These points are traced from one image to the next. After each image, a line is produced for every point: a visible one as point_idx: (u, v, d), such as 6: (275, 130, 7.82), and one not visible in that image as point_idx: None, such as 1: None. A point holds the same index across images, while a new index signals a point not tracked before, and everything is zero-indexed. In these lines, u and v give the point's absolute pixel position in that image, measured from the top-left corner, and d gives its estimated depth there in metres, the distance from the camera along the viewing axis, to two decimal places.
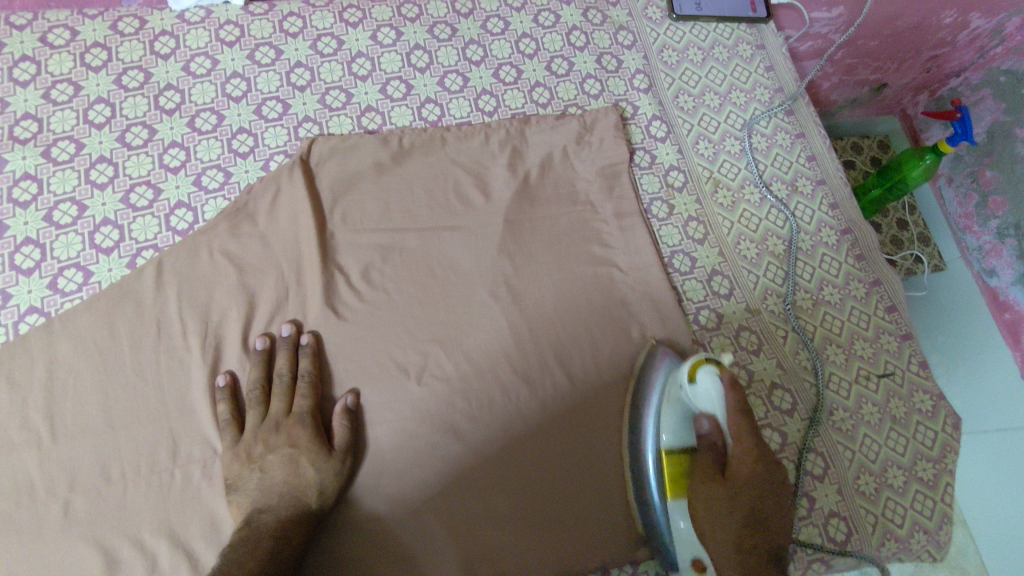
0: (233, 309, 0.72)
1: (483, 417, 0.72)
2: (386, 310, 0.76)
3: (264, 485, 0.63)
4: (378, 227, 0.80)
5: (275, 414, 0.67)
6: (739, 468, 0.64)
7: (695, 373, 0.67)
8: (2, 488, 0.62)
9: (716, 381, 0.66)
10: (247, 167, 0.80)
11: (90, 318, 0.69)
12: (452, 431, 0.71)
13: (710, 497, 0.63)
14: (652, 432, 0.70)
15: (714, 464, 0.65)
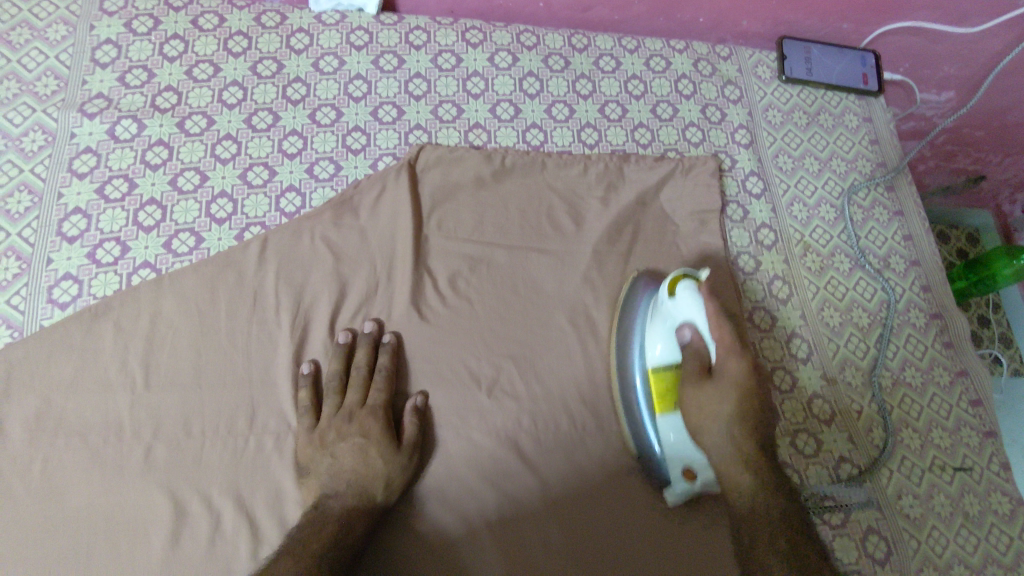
0: (325, 294, 0.75)
1: (545, 437, 0.73)
2: (467, 318, 0.78)
3: (334, 470, 0.66)
4: (470, 237, 0.82)
5: (349, 404, 0.70)
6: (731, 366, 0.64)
7: (674, 288, 0.69)
8: (95, 424, 0.67)
9: (694, 292, 0.66)
10: (357, 163, 0.84)
11: (196, 281, 0.73)
12: (514, 446, 0.72)
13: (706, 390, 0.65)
14: (638, 359, 0.73)
15: (702, 376, 0.66)
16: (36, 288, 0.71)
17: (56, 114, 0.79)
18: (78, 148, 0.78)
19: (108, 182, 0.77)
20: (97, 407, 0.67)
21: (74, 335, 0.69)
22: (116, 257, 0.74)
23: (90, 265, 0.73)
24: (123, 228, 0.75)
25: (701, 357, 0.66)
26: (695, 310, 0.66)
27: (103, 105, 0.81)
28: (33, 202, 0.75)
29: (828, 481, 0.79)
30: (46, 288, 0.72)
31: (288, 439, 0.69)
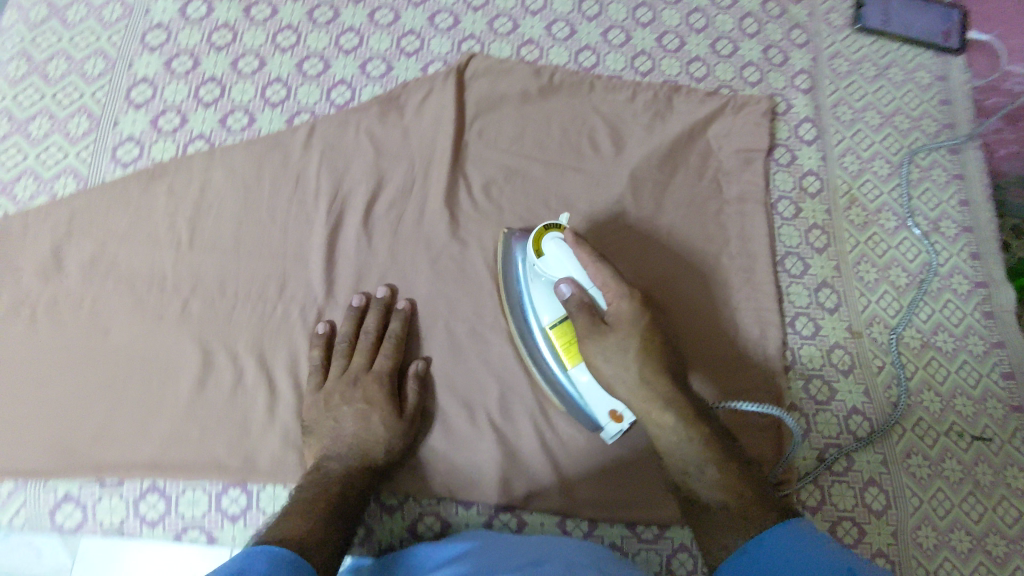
0: (363, 183, 0.79)
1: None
2: (496, 224, 0.80)
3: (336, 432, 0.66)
4: (509, 149, 0.84)
5: (354, 367, 0.70)
6: (619, 305, 0.64)
7: (539, 247, 0.68)
8: (145, 275, 0.73)
9: (560, 241, 0.67)
10: (409, 65, 0.86)
11: (244, 157, 0.78)
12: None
13: (612, 354, 0.63)
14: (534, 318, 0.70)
15: (596, 320, 0.64)
16: (101, 147, 0.78)
17: None
18: (150, 25, 0.84)
19: (175, 58, 0.82)
20: (145, 259, 0.74)
21: (132, 192, 0.76)
22: (174, 127, 0.79)
23: (151, 132, 0.79)
24: (184, 101, 0.80)
25: (587, 304, 0.65)
26: (568, 258, 0.66)
27: None
28: (106, 69, 0.81)
29: (835, 429, 0.79)
30: (110, 149, 0.78)
31: (313, 313, 0.74)
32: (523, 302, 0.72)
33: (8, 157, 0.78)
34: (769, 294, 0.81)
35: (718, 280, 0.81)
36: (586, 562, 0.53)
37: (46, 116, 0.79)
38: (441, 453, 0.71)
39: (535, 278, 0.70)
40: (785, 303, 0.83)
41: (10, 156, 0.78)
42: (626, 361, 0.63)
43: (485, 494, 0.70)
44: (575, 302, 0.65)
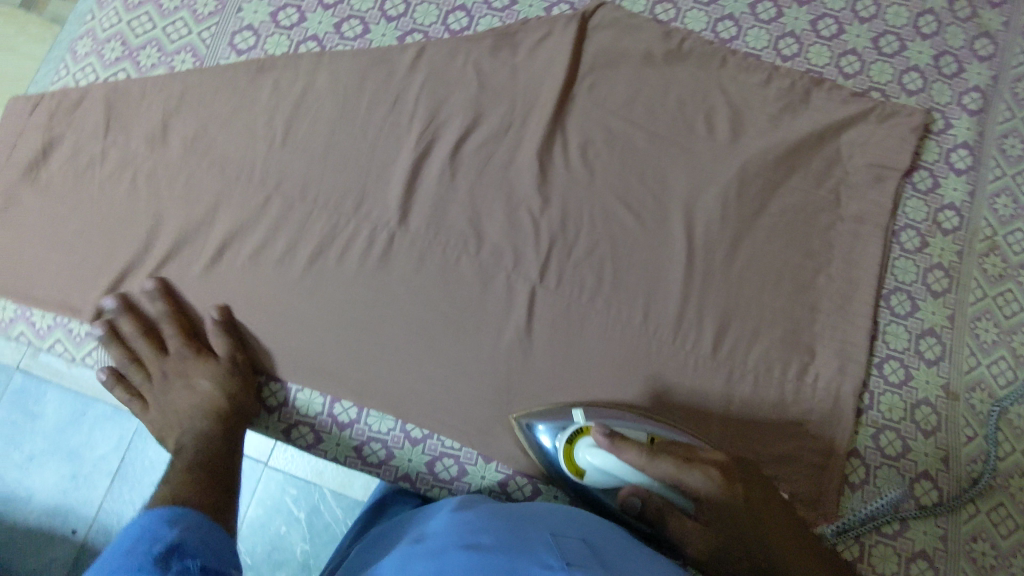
0: (459, 118, 0.78)
1: (608, 324, 0.74)
2: (583, 188, 0.77)
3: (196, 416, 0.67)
4: (616, 112, 0.79)
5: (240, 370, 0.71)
6: (697, 483, 0.59)
7: (579, 469, 0.66)
8: (235, 160, 0.76)
9: (601, 454, 0.63)
10: (534, 2, 0.82)
11: (351, 68, 0.79)
12: (576, 318, 0.74)
13: (708, 539, 0.60)
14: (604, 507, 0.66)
15: (679, 515, 0.61)
16: (222, 30, 0.81)
17: None
18: None
19: None
20: (242, 148, 0.76)
21: (241, 80, 0.78)
22: (292, 23, 0.81)
23: (270, 25, 0.81)
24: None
25: (664, 501, 0.61)
26: (614, 466, 0.62)
27: None
28: None
29: (898, 489, 0.71)
30: (230, 33, 0.81)
31: (382, 234, 0.75)
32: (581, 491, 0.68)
33: (141, 24, 0.81)
34: (858, 328, 0.74)
35: (804, 299, 0.75)
36: (575, 535, 0.47)
37: None
38: (437, 411, 0.72)
39: (585, 488, 0.66)
40: (877, 342, 0.75)
41: (142, 24, 0.81)
42: (729, 542, 0.59)
43: (503, 450, 0.71)
44: (652, 505, 0.62)
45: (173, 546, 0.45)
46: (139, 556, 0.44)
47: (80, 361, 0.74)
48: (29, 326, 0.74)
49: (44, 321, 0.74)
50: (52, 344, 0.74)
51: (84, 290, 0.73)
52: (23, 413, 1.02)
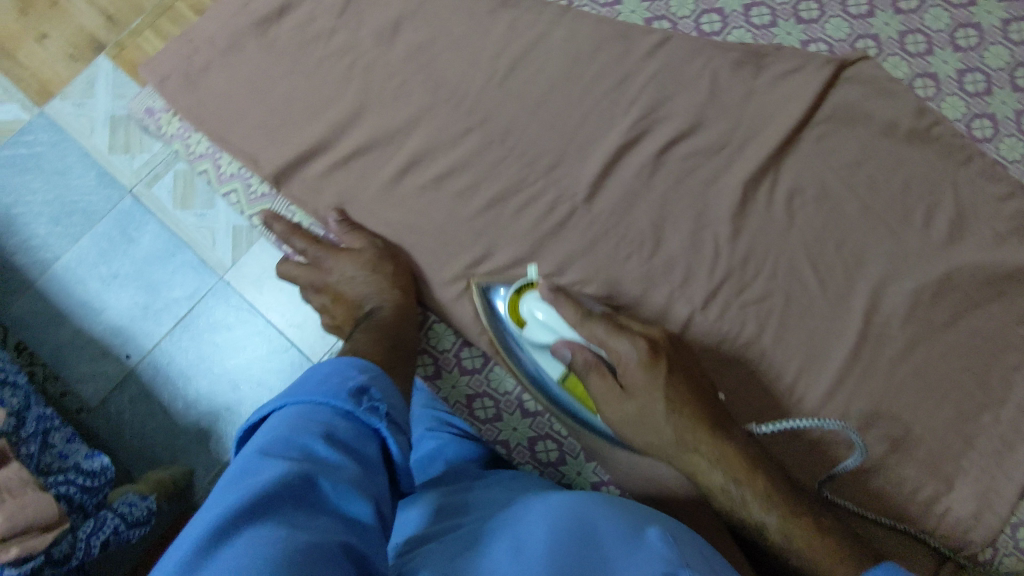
0: (679, 120, 0.75)
1: (752, 374, 0.72)
2: (775, 235, 0.74)
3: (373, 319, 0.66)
4: (837, 173, 0.75)
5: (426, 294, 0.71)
6: (622, 351, 0.62)
7: (518, 316, 0.68)
8: (450, 83, 0.75)
9: (540, 300, 0.65)
10: (793, 30, 0.78)
11: (591, 32, 0.76)
12: (724, 359, 0.72)
13: (632, 418, 0.62)
14: (536, 369, 0.69)
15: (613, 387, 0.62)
16: None
17: None
18: None
19: None
20: (461, 72, 0.75)
21: (482, 7, 0.76)
22: None
23: None
24: None
25: (589, 359, 0.63)
26: (555, 319, 0.64)
27: None
28: None
29: None
30: None
31: (565, 206, 0.73)
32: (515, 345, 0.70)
33: None
34: (1008, 481, 0.69)
35: (960, 430, 0.71)
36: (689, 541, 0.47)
37: None
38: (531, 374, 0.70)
39: (527, 343, 0.68)
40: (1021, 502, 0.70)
41: None
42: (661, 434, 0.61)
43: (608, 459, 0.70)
44: (580, 362, 0.63)
45: (365, 388, 0.52)
46: (331, 389, 0.51)
47: (247, 217, 0.77)
48: (216, 168, 0.77)
49: (229, 168, 0.77)
50: (228, 192, 0.77)
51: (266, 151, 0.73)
52: (122, 234, 1.14)
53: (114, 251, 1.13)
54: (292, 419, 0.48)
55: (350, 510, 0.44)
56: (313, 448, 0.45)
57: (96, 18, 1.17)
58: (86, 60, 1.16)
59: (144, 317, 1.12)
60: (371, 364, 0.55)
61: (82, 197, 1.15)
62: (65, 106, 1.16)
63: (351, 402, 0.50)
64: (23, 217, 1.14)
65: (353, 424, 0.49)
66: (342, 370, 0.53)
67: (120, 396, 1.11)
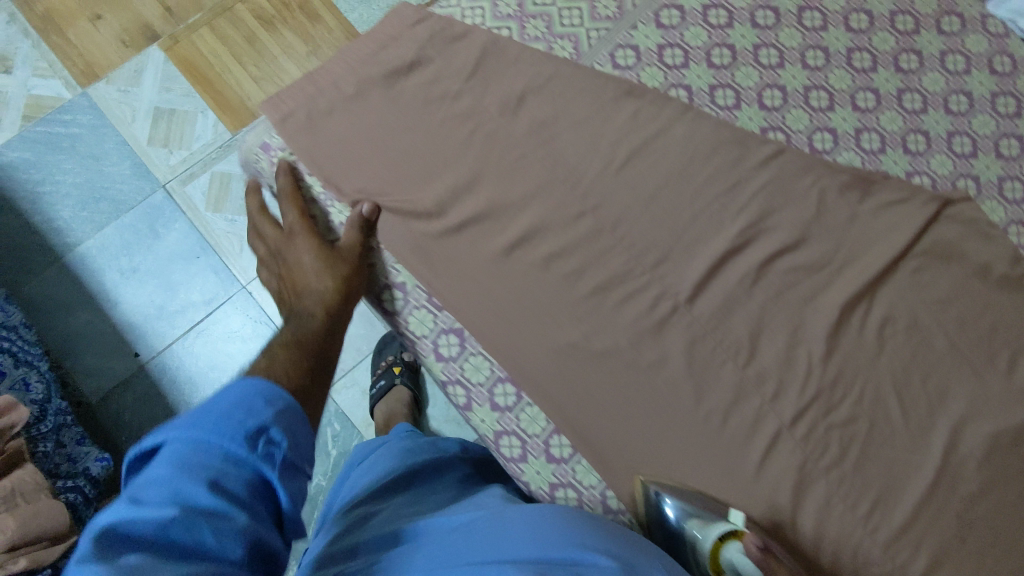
0: (784, 233, 0.76)
1: (832, 497, 0.71)
2: (864, 359, 0.75)
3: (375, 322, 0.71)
4: (929, 306, 0.77)
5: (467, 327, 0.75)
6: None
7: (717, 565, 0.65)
8: (567, 165, 0.75)
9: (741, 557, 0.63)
10: (900, 161, 0.80)
11: (709, 134, 0.77)
12: (806, 478, 0.71)
13: None
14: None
15: None
16: (609, 39, 0.79)
17: None
18: None
19: (713, 7, 0.80)
20: (580, 154, 0.75)
21: (606, 94, 0.77)
22: (674, 64, 0.79)
23: (654, 54, 0.79)
24: (696, 50, 0.79)
25: None
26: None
27: None
28: None
29: None
30: (615, 45, 0.79)
31: (666, 304, 0.73)
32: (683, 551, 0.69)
33: None
34: None
35: None
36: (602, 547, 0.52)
37: None
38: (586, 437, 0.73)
39: None
40: None
41: None
42: None
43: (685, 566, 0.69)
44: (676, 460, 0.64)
45: (263, 428, 0.46)
46: (226, 428, 0.45)
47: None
48: (326, 213, 0.76)
49: (339, 217, 0.75)
50: (334, 240, 0.75)
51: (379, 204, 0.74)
52: (149, 227, 1.32)
53: (138, 244, 1.31)
54: (174, 455, 0.43)
55: (225, 555, 0.40)
56: (191, 497, 0.41)
57: (156, 9, 1.40)
58: (138, 47, 1.39)
59: (162, 318, 1.28)
60: (284, 401, 0.49)
61: (113, 184, 1.33)
62: (109, 91, 1.36)
63: (243, 446, 0.45)
64: (50, 197, 1.32)
65: (238, 472, 0.44)
66: (247, 401, 0.47)
67: (123, 392, 1.25)
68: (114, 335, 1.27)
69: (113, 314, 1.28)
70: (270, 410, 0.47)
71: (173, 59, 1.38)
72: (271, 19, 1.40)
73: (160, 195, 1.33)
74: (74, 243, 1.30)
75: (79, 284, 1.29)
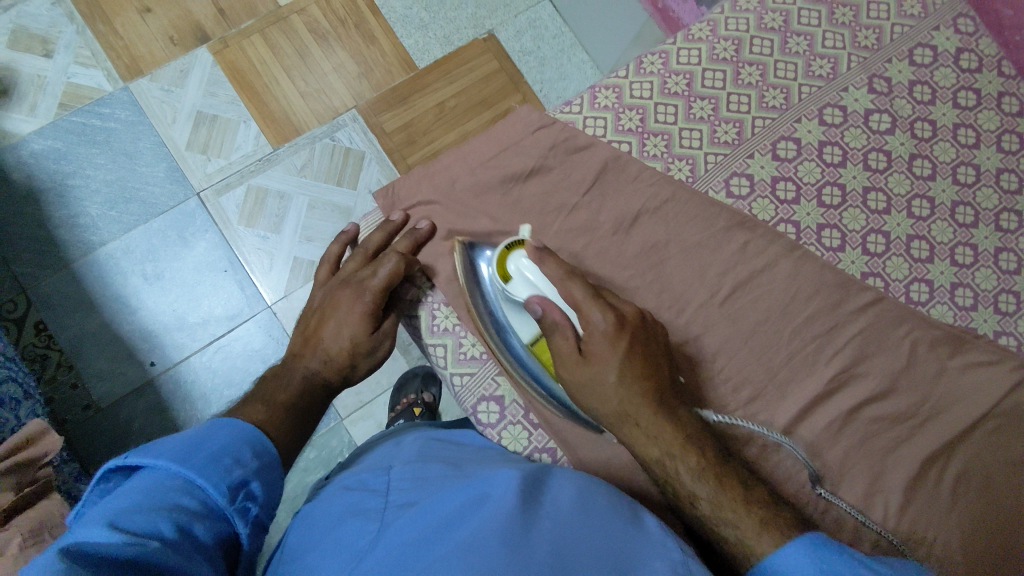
0: (875, 380, 0.76)
1: None
2: (935, 515, 0.73)
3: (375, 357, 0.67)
4: (1006, 468, 0.75)
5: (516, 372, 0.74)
6: (593, 319, 0.62)
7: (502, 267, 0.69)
8: (672, 294, 0.75)
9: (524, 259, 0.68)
10: (991, 320, 0.81)
11: (813, 275, 0.77)
12: None
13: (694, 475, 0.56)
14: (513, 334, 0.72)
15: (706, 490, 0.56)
16: (726, 165, 0.79)
17: (851, 65, 0.83)
18: (836, 100, 0.82)
19: (828, 144, 0.81)
20: (687, 282, 0.76)
21: (718, 224, 0.77)
22: (785, 199, 0.79)
23: (768, 186, 0.79)
24: (808, 187, 0.80)
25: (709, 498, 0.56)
26: (540, 281, 0.66)
27: (883, 88, 0.83)
28: (780, 108, 0.81)
29: None
30: (730, 172, 0.80)
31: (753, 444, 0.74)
32: (490, 290, 0.72)
33: (664, 112, 0.80)
34: None
35: None
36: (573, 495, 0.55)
37: (710, 104, 0.81)
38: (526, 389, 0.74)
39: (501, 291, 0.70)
40: None
41: (665, 112, 0.80)
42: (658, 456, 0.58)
43: None
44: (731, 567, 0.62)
45: (245, 480, 0.47)
46: (215, 476, 0.45)
47: (445, 371, 0.76)
48: (430, 316, 0.76)
49: (446, 321, 0.76)
50: (436, 344, 0.76)
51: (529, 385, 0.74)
52: (178, 234, 1.22)
53: (165, 250, 1.22)
54: (157, 488, 0.43)
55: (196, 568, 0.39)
56: (162, 526, 0.39)
57: (207, 9, 1.29)
58: (186, 45, 1.28)
59: (180, 330, 1.19)
60: (269, 450, 0.51)
61: (144, 185, 1.23)
62: (151, 88, 1.26)
63: (225, 497, 0.45)
64: (78, 190, 1.21)
65: (213, 521, 0.44)
66: (236, 445, 0.49)
67: (133, 402, 1.16)
68: (130, 343, 1.18)
69: (131, 318, 1.19)
70: (255, 458, 0.49)
71: (220, 63, 1.28)
72: (327, 35, 1.32)
73: (194, 201, 1.24)
74: (98, 241, 1.20)
75: (97, 284, 1.19)
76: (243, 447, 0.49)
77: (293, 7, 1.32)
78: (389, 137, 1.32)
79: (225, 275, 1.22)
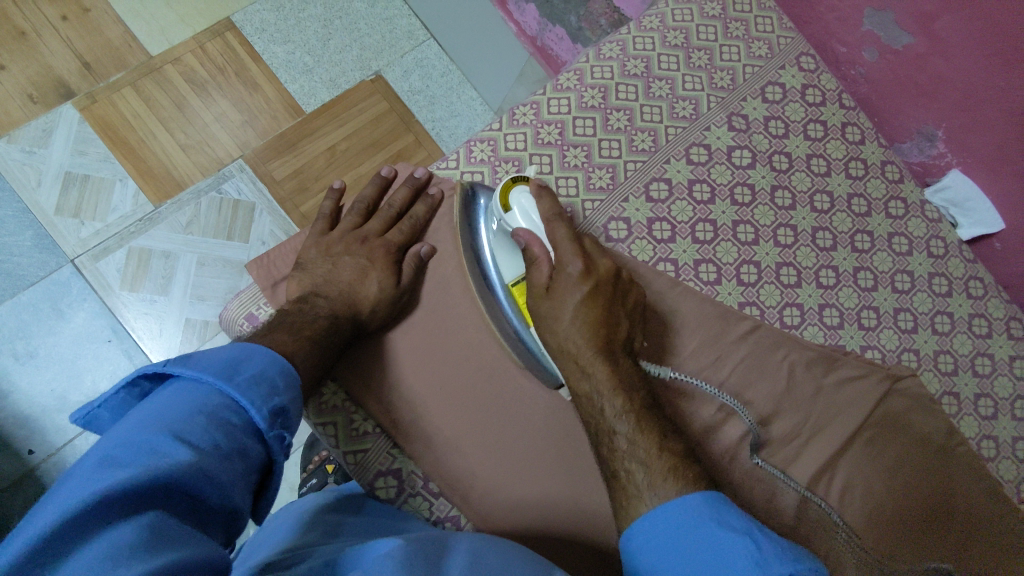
0: (760, 405, 0.79)
1: None
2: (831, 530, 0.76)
3: None
4: (883, 477, 0.80)
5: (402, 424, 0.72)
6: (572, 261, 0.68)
7: (506, 199, 0.73)
8: None
9: (526, 198, 0.72)
10: (856, 336, 0.87)
11: (694, 309, 0.80)
12: None
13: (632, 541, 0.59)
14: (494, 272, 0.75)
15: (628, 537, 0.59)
16: (603, 211, 0.82)
17: (712, 106, 0.88)
18: (700, 139, 0.87)
19: (697, 182, 0.85)
20: None
21: None
22: (662, 238, 0.83)
23: (644, 227, 0.82)
24: (683, 225, 0.84)
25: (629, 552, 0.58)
26: (535, 211, 0.71)
27: (741, 126, 0.89)
28: (649, 151, 0.85)
29: None
30: (607, 217, 0.82)
31: None
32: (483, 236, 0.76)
33: (540, 163, 0.82)
34: None
35: None
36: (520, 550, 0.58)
37: (584, 151, 0.83)
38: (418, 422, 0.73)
39: (498, 228, 0.75)
40: None
41: (540, 163, 0.82)
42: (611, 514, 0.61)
43: None
44: None
45: (283, 406, 0.50)
46: (255, 397, 0.49)
47: (337, 451, 0.72)
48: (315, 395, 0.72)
49: (333, 398, 0.72)
50: (325, 422, 0.72)
51: (426, 445, 0.72)
52: (51, 306, 1.10)
53: (37, 325, 1.09)
54: (203, 406, 0.46)
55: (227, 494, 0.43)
56: (204, 444, 0.43)
57: (69, 63, 1.20)
58: (47, 103, 1.18)
59: (60, 413, 1.06)
60: (297, 371, 0.54)
61: (7, 256, 1.10)
62: (10, 151, 1.14)
63: (265, 421, 0.48)
64: None
65: (253, 440, 0.47)
66: (271, 373, 0.52)
67: (10, 498, 1.02)
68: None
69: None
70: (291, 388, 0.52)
71: (88, 120, 1.19)
72: (204, 84, 1.26)
73: (67, 270, 1.12)
74: None
75: None
76: (273, 371, 0.52)
77: (166, 57, 1.25)
78: (279, 185, 1.26)
79: (108, 345, 1.11)
